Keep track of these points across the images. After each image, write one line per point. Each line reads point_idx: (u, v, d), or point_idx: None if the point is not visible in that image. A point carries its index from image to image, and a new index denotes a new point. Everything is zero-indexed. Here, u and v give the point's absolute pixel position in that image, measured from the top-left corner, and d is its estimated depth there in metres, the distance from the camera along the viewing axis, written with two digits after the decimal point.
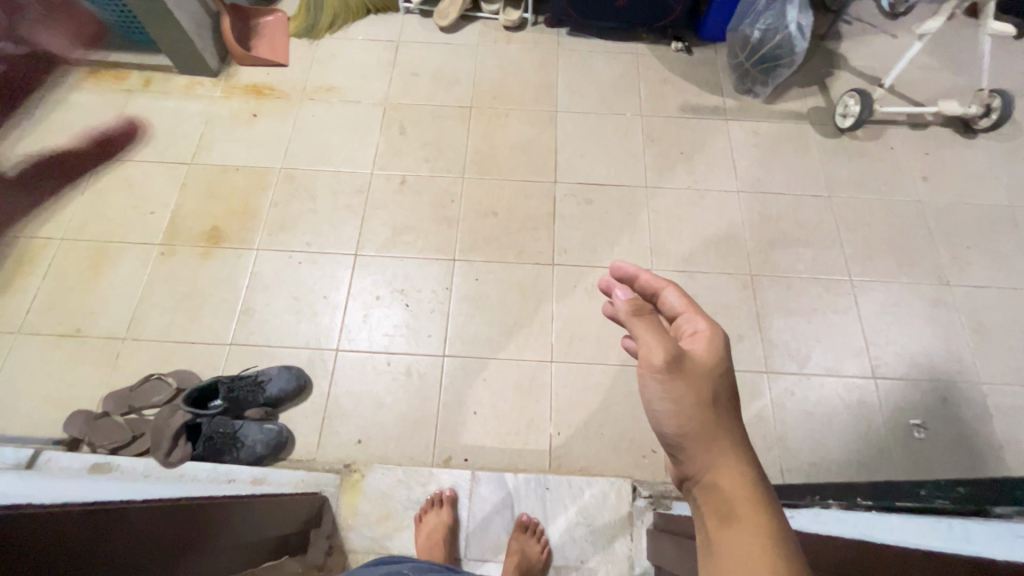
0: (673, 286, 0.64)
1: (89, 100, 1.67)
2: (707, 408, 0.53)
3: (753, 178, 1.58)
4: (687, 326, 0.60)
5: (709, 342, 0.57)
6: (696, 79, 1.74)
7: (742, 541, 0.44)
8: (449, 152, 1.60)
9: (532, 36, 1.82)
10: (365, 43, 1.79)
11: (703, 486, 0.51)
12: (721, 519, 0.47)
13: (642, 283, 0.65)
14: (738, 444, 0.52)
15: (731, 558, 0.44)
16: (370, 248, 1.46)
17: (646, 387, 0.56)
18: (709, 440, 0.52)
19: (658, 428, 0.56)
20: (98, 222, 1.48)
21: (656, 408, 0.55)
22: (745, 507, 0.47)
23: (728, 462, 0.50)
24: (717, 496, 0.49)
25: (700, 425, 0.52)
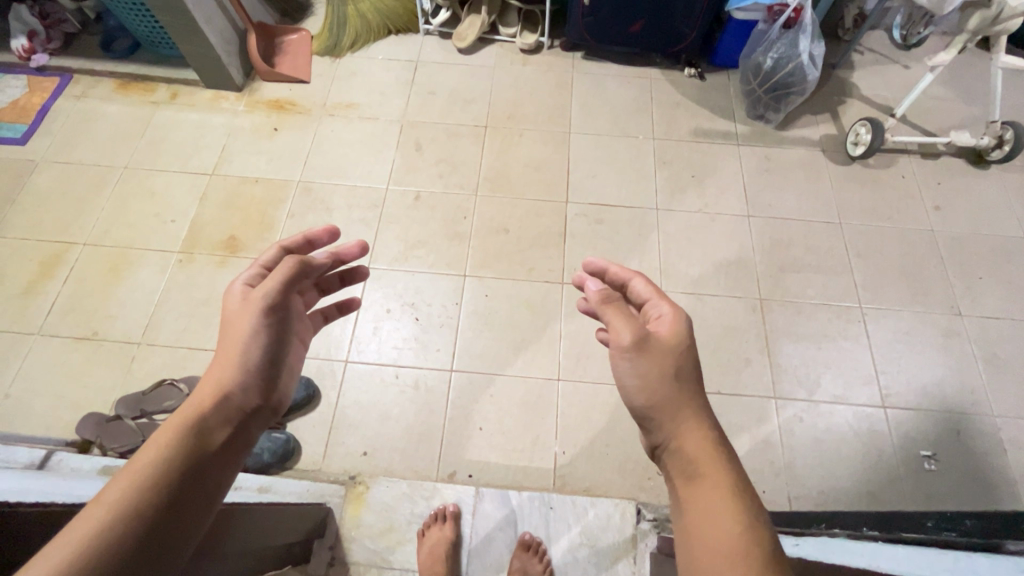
0: (638, 275, 0.79)
1: (118, 111, 1.73)
2: (669, 383, 0.68)
3: (762, 203, 1.60)
4: (654, 311, 0.75)
5: (673, 323, 0.72)
6: (708, 105, 1.77)
7: (708, 493, 0.59)
8: (463, 170, 1.64)
9: (548, 59, 1.86)
10: (385, 63, 1.84)
11: (671, 452, 0.65)
12: (689, 477, 0.62)
13: (612, 275, 0.83)
14: (699, 413, 0.66)
15: (699, 508, 0.58)
16: (382, 262, 1.48)
17: (618, 364, 0.70)
18: (675, 410, 0.66)
19: (630, 403, 0.70)
20: (121, 228, 1.52)
21: (627, 383, 0.70)
22: (708, 467, 0.61)
23: (690, 427, 0.65)
24: (681, 459, 0.63)
25: (666, 399, 0.66)
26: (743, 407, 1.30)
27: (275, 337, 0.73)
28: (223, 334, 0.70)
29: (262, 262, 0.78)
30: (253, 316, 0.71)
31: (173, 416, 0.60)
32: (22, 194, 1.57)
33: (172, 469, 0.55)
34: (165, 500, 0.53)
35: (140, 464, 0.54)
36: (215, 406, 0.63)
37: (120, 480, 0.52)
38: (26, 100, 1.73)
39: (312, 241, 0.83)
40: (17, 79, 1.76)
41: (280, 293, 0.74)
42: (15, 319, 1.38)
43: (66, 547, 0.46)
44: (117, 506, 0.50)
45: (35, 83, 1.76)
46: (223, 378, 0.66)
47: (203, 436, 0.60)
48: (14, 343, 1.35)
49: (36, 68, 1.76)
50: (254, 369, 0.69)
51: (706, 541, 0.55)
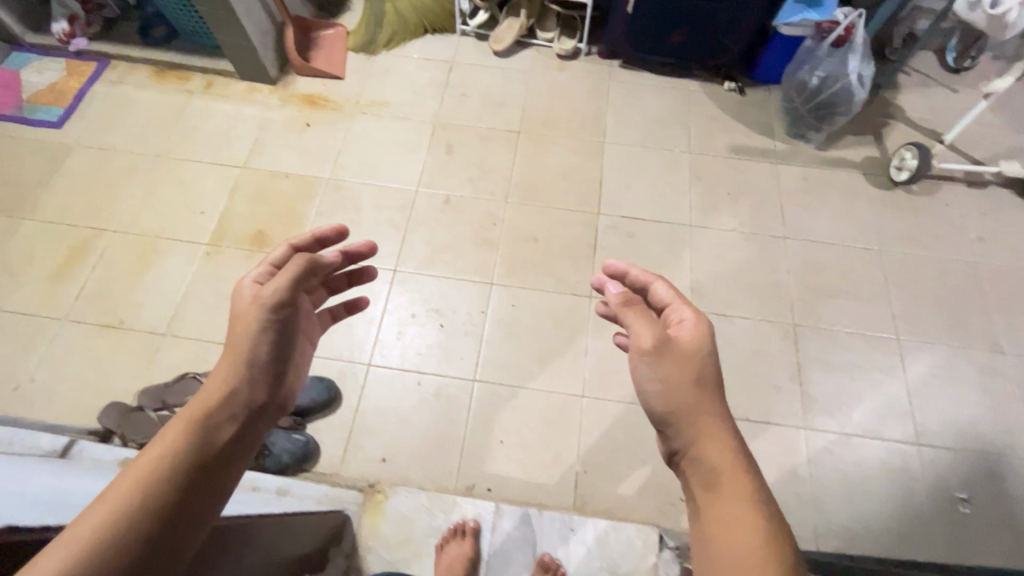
0: (660, 279, 0.76)
1: (153, 98, 1.73)
2: (692, 388, 0.66)
3: (799, 224, 1.55)
4: (675, 315, 0.72)
5: (694, 329, 0.69)
6: (747, 120, 1.72)
7: (729, 504, 0.59)
8: (493, 175, 1.61)
9: (584, 66, 1.83)
10: (419, 62, 1.82)
11: (691, 459, 0.64)
12: (709, 488, 0.61)
13: (631, 279, 0.77)
14: (723, 422, 0.65)
15: (720, 520, 0.58)
16: (409, 265, 1.47)
17: (637, 367, 0.70)
18: (696, 416, 0.65)
19: (649, 407, 0.69)
20: (150, 217, 1.52)
21: (646, 385, 0.69)
22: (729, 477, 0.60)
23: (713, 435, 0.64)
24: (701, 467, 0.62)
25: (688, 405, 0.65)
26: (771, 436, 1.27)
27: (283, 337, 0.70)
28: (230, 332, 0.68)
29: (271, 260, 0.75)
30: (260, 316, 0.68)
31: (179, 414, 0.60)
32: (56, 177, 1.57)
33: (177, 467, 0.56)
34: (167, 502, 0.53)
35: (143, 464, 0.55)
36: (222, 403, 0.63)
37: (122, 483, 0.53)
38: (63, 84, 1.74)
39: (320, 240, 0.80)
40: (55, 62, 1.77)
41: (287, 293, 0.70)
42: (44, 304, 1.39)
43: (67, 547, 0.47)
44: (123, 506, 0.51)
45: (73, 67, 1.76)
46: (231, 377, 0.65)
47: (209, 435, 0.60)
48: (42, 328, 1.36)
49: (75, 52, 1.77)
50: (262, 368, 0.67)
51: (726, 552, 0.55)
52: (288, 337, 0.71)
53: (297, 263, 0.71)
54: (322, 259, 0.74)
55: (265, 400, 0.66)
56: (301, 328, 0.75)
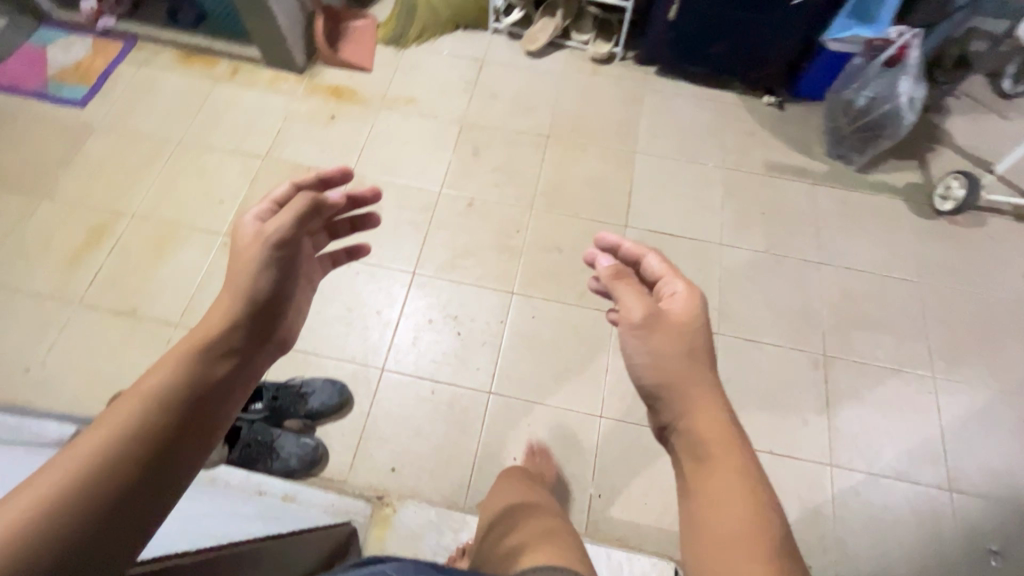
0: (653, 253, 0.81)
1: (178, 82, 1.71)
2: (682, 360, 0.69)
3: (835, 250, 1.49)
4: (667, 288, 0.76)
5: (685, 300, 0.74)
6: (786, 137, 1.66)
7: (723, 475, 0.60)
8: (519, 180, 1.57)
9: (618, 71, 1.77)
10: (449, 58, 1.78)
11: (681, 434, 0.66)
12: (701, 461, 0.62)
13: (624, 252, 0.82)
14: (716, 398, 0.67)
15: (711, 493, 0.59)
16: (428, 268, 1.43)
17: (629, 339, 0.73)
18: (688, 389, 0.67)
19: (638, 377, 0.71)
20: (169, 203, 1.50)
21: (638, 353, 0.72)
22: (718, 450, 0.62)
23: (704, 407, 0.66)
24: (692, 441, 0.64)
25: (678, 377, 0.68)
26: (795, 472, 1.22)
27: (284, 274, 0.73)
28: (231, 267, 0.71)
29: (274, 198, 0.78)
30: (261, 250, 0.71)
31: (177, 343, 0.62)
32: (78, 158, 1.56)
33: (178, 392, 0.57)
34: (170, 422, 0.54)
35: (142, 387, 0.56)
36: (220, 335, 0.64)
37: (122, 404, 0.53)
38: (90, 63, 1.72)
39: (324, 180, 0.81)
40: (83, 40, 1.75)
41: (290, 231, 0.74)
42: (59, 287, 1.37)
43: (69, 462, 0.48)
44: (124, 425, 0.52)
45: (100, 46, 1.75)
46: (231, 310, 0.67)
47: (208, 365, 0.61)
48: (56, 312, 1.34)
49: (102, 31, 1.75)
50: (261, 301, 0.70)
51: (716, 527, 0.57)
52: (289, 274, 0.74)
53: (301, 200, 0.74)
54: (325, 199, 0.76)
55: (263, 336, 0.68)
56: (302, 270, 0.78)
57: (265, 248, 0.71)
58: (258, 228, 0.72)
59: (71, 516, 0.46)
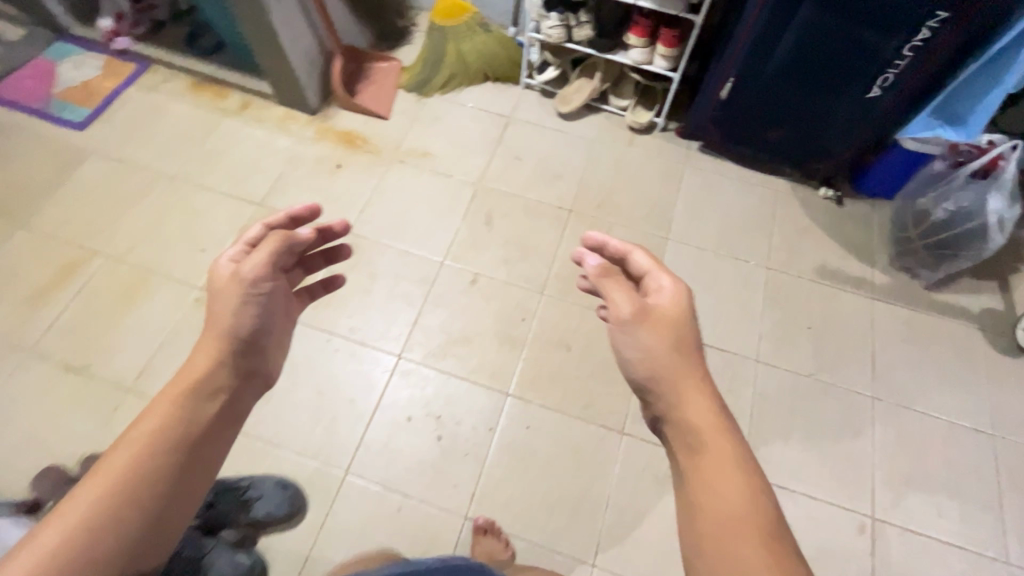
0: (639, 248, 0.76)
1: (184, 112, 1.60)
2: (673, 355, 0.71)
3: (896, 384, 1.27)
4: (652, 283, 0.75)
5: (672, 296, 0.73)
6: (843, 240, 1.45)
7: (712, 464, 0.63)
8: (533, 259, 1.39)
9: (658, 143, 1.60)
10: (473, 112, 1.64)
11: (672, 425, 0.69)
12: (693, 453, 0.65)
13: (610, 249, 0.78)
14: (703, 385, 0.70)
15: (705, 480, 0.63)
16: (416, 352, 1.26)
17: (622, 334, 0.73)
18: (676, 378, 0.70)
19: (630, 369, 0.73)
20: (147, 245, 1.37)
21: (631, 351, 0.73)
22: (709, 438, 0.65)
23: (693, 397, 0.68)
24: (684, 433, 0.67)
25: (670, 371, 0.69)
26: None
27: (263, 312, 0.76)
28: (210, 308, 0.74)
29: (249, 237, 0.78)
30: (239, 292, 0.74)
31: (167, 388, 0.69)
32: (63, 185, 1.45)
33: (167, 438, 0.65)
34: (157, 472, 0.63)
35: (133, 443, 0.64)
36: (205, 380, 0.71)
37: (116, 456, 0.62)
38: (97, 83, 1.63)
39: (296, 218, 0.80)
40: (96, 58, 1.67)
41: (266, 270, 0.76)
42: (12, 329, 1.25)
43: (71, 520, 0.58)
44: (120, 475, 0.61)
45: (111, 66, 1.65)
46: (215, 354, 0.72)
47: (193, 413, 0.68)
48: (3, 358, 1.22)
49: (117, 51, 1.67)
50: (240, 342, 0.74)
51: (712, 509, 0.61)
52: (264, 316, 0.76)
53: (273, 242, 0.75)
54: (296, 236, 0.78)
55: (246, 374, 0.74)
56: (285, 303, 0.80)
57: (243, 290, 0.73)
58: (235, 269, 0.74)
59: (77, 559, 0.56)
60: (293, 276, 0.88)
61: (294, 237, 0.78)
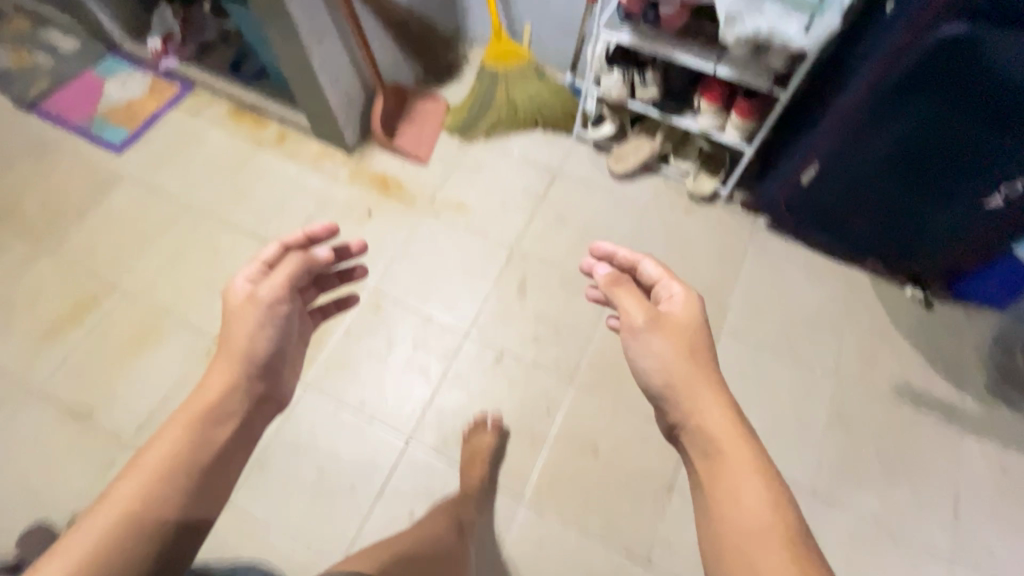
0: (649, 257, 0.80)
1: (220, 140, 1.54)
2: (686, 361, 0.71)
3: (977, 544, 1.08)
4: (664, 291, 0.77)
5: (685, 304, 0.75)
6: (928, 352, 1.26)
7: (729, 473, 0.62)
8: (566, 341, 1.26)
9: (719, 216, 1.43)
10: (518, 163, 1.51)
11: (689, 432, 0.68)
12: (710, 456, 0.65)
13: (620, 259, 0.82)
14: (718, 392, 0.69)
15: (726, 490, 0.62)
16: (428, 438, 1.16)
17: (638, 343, 0.74)
18: (693, 387, 0.69)
19: (648, 379, 0.73)
20: (166, 285, 1.32)
21: (645, 361, 0.73)
22: (726, 446, 0.64)
23: (708, 404, 0.68)
24: (701, 440, 0.67)
25: (685, 379, 0.70)
26: None
27: (279, 335, 0.78)
28: (226, 332, 0.75)
29: (264, 257, 0.80)
30: (259, 313, 0.76)
31: (181, 410, 0.70)
32: (93, 212, 1.42)
33: (182, 461, 0.66)
34: (171, 499, 0.64)
35: (145, 465, 0.65)
36: (218, 401, 0.71)
37: (124, 486, 0.63)
38: (140, 104, 1.60)
39: (313, 239, 0.82)
40: (142, 76, 1.64)
41: (284, 289, 0.78)
42: (24, 365, 1.22)
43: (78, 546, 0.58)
44: (131, 500, 0.62)
45: (156, 86, 1.62)
46: (229, 376, 0.73)
47: (206, 437, 0.69)
48: (12, 397, 1.19)
49: (163, 70, 1.63)
50: (259, 361, 0.76)
51: (731, 516, 0.60)
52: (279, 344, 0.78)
53: (292, 265, 0.77)
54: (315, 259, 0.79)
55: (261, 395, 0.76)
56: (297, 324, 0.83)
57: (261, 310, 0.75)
58: (252, 292, 0.76)
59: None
60: (308, 295, 0.90)
61: (313, 258, 0.81)
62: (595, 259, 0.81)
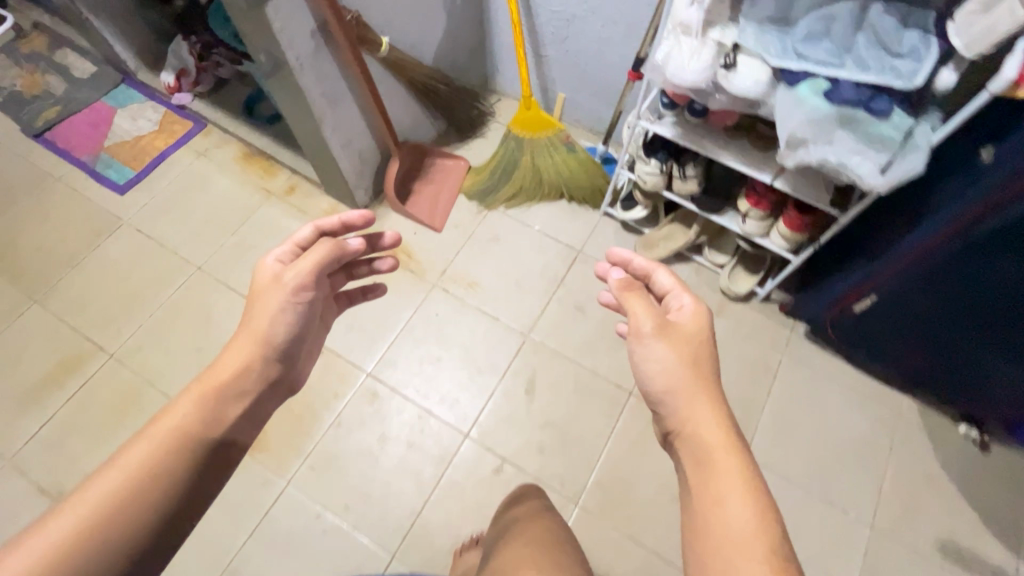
0: (665, 268, 0.73)
1: (227, 187, 1.46)
2: (687, 369, 0.65)
3: None
4: (675, 301, 0.70)
5: (694, 315, 0.68)
6: (982, 507, 1.11)
7: (719, 479, 0.57)
8: (573, 453, 1.16)
9: (754, 318, 1.30)
10: (538, 237, 1.40)
11: (682, 437, 0.63)
12: (701, 462, 0.59)
13: (635, 266, 0.75)
14: (718, 405, 0.62)
15: (710, 495, 0.57)
16: (414, 556, 1.07)
17: (641, 350, 0.67)
18: (691, 395, 0.63)
19: (647, 383, 0.67)
20: (154, 350, 1.24)
21: (646, 367, 0.67)
22: (719, 455, 0.59)
23: (704, 413, 0.62)
24: (692, 443, 0.61)
25: (685, 385, 0.64)
26: None
27: (303, 320, 0.71)
28: (247, 307, 0.68)
29: (298, 239, 0.74)
30: (282, 296, 0.68)
31: (192, 385, 0.63)
32: (88, 259, 1.35)
33: (190, 437, 0.60)
34: (178, 476, 0.58)
35: (153, 433, 0.59)
36: (233, 378, 0.65)
37: (136, 450, 0.57)
38: (149, 141, 1.53)
39: (349, 226, 0.76)
40: (155, 110, 1.57)
41: (310, 277, 0.71)
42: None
43: (73, 516, 0.53)
44: (131, 472, 0.56)
45: (167, 122, 1.55)
46: (247, 358, 0.66)
47: (216, 416, 0.63)
48: None
49: (177, 105, 1.56)
50: (275, 350, 0.68)
51: (714, 525, 0.55)
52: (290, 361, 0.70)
53: (325, 248, 0.71)
54: (347, 246, 0.74)
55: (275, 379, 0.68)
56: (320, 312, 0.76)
57: (284, 295, 0.68)
58: (280, 272, 0.69)
59: (90, 560, 0.52)
60: (336, 283, 0.85)
61: (344, 247, 0.74)
62: (611, 265, 0.74)
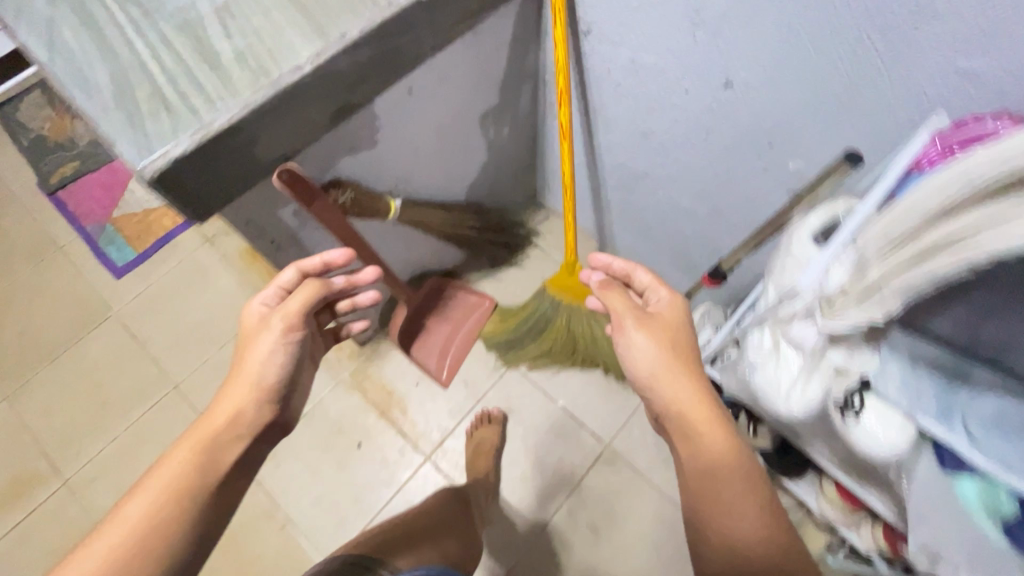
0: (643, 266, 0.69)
1: (225, 286, 1.30)
2: (670, 352, 0.59)
3: None
4: (651, 295, 0.66)
5: (672, 304, 0.64)
6: None
7: (709, 451, 0.54)
8: None
9: None
10: (560, 417, 1.16)
11: (667, 415, 0.58)
12: (684, 435, 0.56)
13: (615, 269, 0.70)
14: (699, 380, 0.58)
15: (700, 471, 0.54)
16: None
17: (620, 341, 0.62)
18: (674, 375, 0.58)
19: (630, 372, 0.61)
20: (112, 483, 1.12)
21: (628, 359, 0.61)
22: (705, 427, 0.55)
23: (688, 391, 0.57)
24: (675, 419, 0.57)
25: (668, 367, 0.58)
26: None
27: (297, 362, 0.62)
28: (237, 352, 0.61)
29: (282, 281, 0.66)
30: (271, 339, 0.61)
31: (187, 436, 0.55)
32: (68, 355, 1.24)
33: (196, 477, 0.53)
34: (195, 512, 0.52)
35: (159, 475, 0.52)
36: (228, 422, 0.57)
37: (132, 506, 0.50)
38: (158, 215, 1.39)
39: (331, 267, 0.70)
40: None
41: (297, 318, 0.62)
42: None
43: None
44: (129, 532, 0.49)
45: None
46: (239, 402, 0.58)
47: (213, 464, 0.55)
48: None
49: None
50: (272, 392, 0.60)
51: (711, 495, 0.53)
52: (286, 402, 0.62)
53: (313, 287, 0.64)
54: (334, 282, 0.67)
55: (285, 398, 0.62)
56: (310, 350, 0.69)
57: (275, 335, 0.60)
58: (267, 315, 0.63)
59: None
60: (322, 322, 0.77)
61: (330, 285, 0.66)
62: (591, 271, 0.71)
